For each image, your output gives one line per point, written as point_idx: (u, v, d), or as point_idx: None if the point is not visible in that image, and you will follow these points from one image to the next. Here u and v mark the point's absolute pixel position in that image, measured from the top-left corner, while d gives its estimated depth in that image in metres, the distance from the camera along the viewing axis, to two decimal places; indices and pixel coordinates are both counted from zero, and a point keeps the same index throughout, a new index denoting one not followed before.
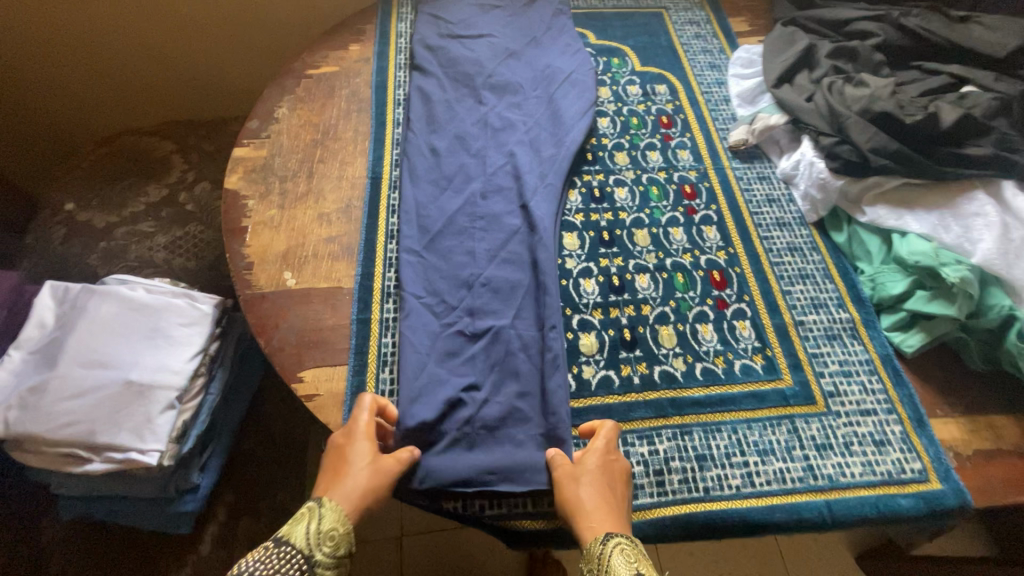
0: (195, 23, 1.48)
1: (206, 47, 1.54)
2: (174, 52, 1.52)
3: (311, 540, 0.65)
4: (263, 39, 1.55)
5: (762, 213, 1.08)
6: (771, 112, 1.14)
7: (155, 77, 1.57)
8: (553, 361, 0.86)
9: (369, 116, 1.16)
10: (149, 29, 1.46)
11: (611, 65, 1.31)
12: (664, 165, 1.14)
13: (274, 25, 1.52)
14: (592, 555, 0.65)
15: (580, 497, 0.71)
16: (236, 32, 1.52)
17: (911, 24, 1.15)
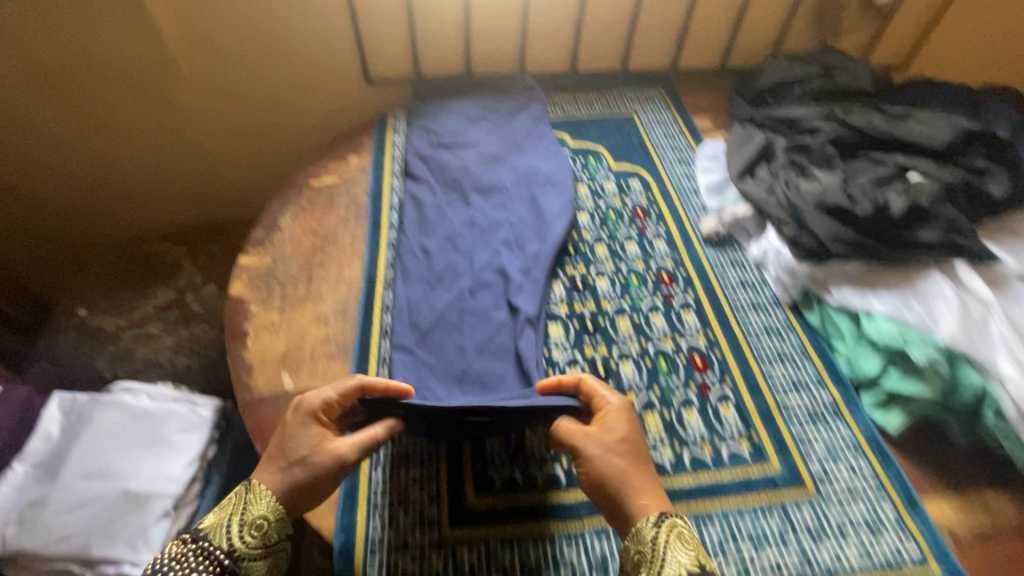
0: (211, 137, 1.63)
1: (221, 158, 1.69)
2: (187, 165, 1.67)
3: (231, 534, 0.71)
4: (272, 150, 1.71)
5: (737, 296, 1.14)
6: (737, 204, 1.25)
7: (174, 186, 1.71)
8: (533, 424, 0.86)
9: (366, 220, 1.25)
10: (169, 145, 1.61)
11: (589, 164, 1.43)
12: (642, 255, 1.21)
13: (282, 137, 1.68)
14: (644, 535, 0.71)
15: (619, 467, 0.76)
16: (248, 143, 1.67)
17: (855, 121, 1.27)
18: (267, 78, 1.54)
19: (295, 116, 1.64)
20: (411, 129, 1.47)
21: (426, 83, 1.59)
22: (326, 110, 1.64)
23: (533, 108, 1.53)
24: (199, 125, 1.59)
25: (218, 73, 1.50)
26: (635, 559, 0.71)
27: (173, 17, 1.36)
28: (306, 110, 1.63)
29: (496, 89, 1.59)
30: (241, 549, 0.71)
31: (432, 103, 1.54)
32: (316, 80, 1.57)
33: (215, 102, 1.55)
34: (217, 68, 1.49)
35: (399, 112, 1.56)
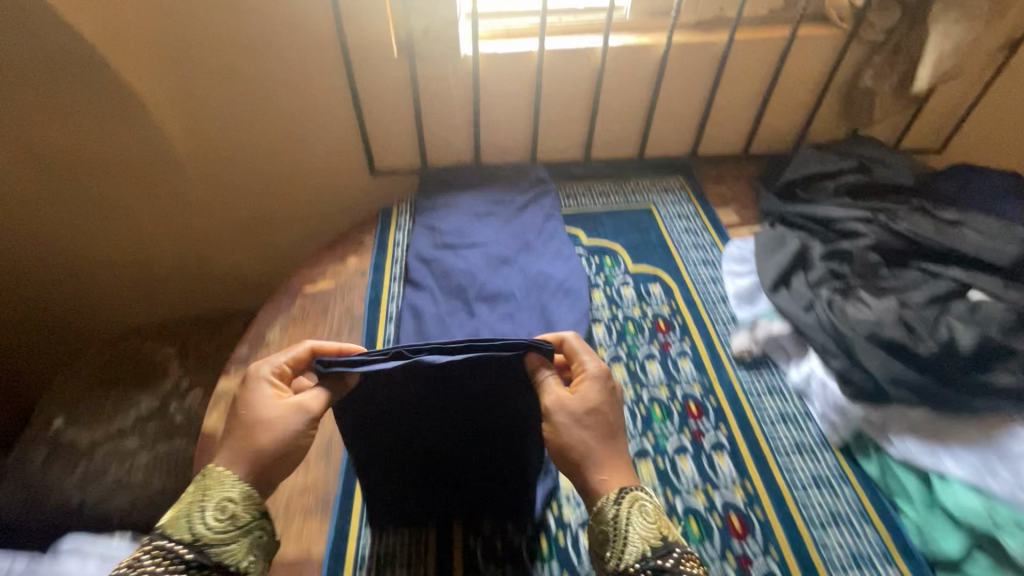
0: (216, 233, 1.59)
1: (225, 250, 1.65)
2: (187, 257, 1.64)
3: (198, 524, 0.68)
4: (274, 242, 1.65)
5: (776, 432, 0.99)
6: (771, 319, 1.12)
7: (180, 276, 1.69)
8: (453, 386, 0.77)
9: (361, 336, 1.16)
10: (175, 240, 1.59)
11: (604, 266, 1.32)
12: (665, 379, 1.08)
13: (285, 230, 1.63)
14: (608, 517, 0.72)
15: (582, 436, 0.74)
16: (253, 237, 1.62)
17: (901, 227, 1.15)
18: (273, 176, 1.50)
19: (300, 212, 1.59)
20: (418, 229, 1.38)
21: (433, 175, 1.53)
22: (329, 202, 1.58)
23: (545, 202, 1.45)
24: (199, 220, 1.56)
25: (223, 172, 1.47)
26: (600, 538, 0.73)
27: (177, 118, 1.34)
28: (311, 204, 1.58)
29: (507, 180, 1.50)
30: (207, 535, 0.68)
31: (438, 197, 1.46)
32: (321, 176, 1.52)
33: (220, 198, 1.53)
34: (222, 168, 1.46)
35: (404, 206, 1.49)
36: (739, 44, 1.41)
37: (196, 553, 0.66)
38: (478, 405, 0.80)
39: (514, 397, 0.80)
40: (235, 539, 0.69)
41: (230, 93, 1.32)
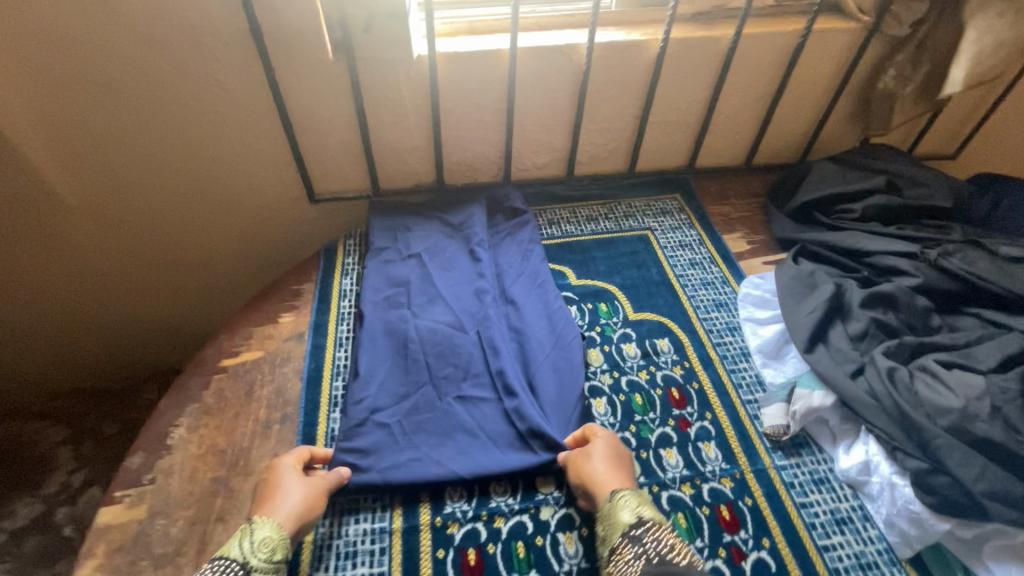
0: (121, 277, 1.28)
1: (133, 296, 1.33)
2: (94, 309, 1.32)
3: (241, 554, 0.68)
4: (196, 278, 1.34)
5: (834, 548, 0.78)
6: (811, 386, 0.91)
7: (82, 330, 1.35)
8: (457, 356, 0.97)
9: (295, 428, 0.89)
10: (70, 291, 1.27)
11: (599, 314, 1.09)
12: (687, 473, 0.85)
13: (205, 266, 1.32)
14: (605, 507, 0.75)
15: (594, 469, 0.79)
16: (166, 280, 1.32)
17: (954, 267, 0.96)
18: (199, 217, 1.22)
19: (233, 256, 1.31)
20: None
21: (385, 203, 1.25)
22: (261, 237, 1.29)
23: (522, 236, 1.20)
24: (98, 267, 1.25)
25: (126, 211, 1.17)
26: (603, 534, 0.74)
27: (44, 139, 1.02)
28: (237, 241, 1.29)
29: (462, 201, 1.25)
30: (255, 563, 0.68)
31: (397, 211, 1.23)
32: (248, 207, 1.23)
33: (126, 241, 1.22)
34: (124, 201, 1.16)
35: (357, 246, 1.20)
36: (744, 41, 1.19)
37: None
38: (438, 222, 1.21)
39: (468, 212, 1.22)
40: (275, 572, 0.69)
41: (115, 108, 1.02)
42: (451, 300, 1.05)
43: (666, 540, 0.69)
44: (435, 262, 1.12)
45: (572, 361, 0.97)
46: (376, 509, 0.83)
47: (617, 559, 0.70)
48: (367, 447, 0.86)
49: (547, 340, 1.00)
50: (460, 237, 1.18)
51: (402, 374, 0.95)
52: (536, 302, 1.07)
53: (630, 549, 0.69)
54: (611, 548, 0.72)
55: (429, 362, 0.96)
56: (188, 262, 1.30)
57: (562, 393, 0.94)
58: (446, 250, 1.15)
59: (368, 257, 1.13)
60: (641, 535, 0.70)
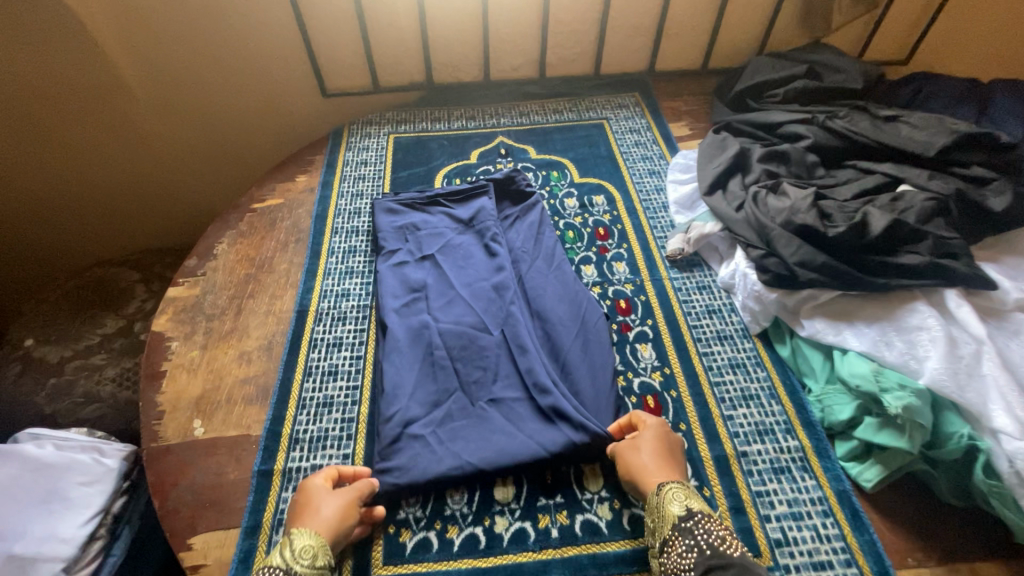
0: (161, 155, 1.56)
1: (171, 173, 1.61)
2: (155, 180, 1.61)
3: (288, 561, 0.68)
4: (234, 158, 1.62)
5: (701, 326, 1.02)
6: (705, 221, 1.13)
7: (145, 200, 1.65)
8: (488, 365, 0.92)
9: (306, 247, 1.18)
10: (131, 163, 1.56)
11: (551, 178, 1.32)
12: (598, 280, 1.11)
13: (242, 146, 1.59)
14: (654, 504, 0.73)
15: (642, 460, 0.78)
16: (196, 158, 1.59)
17: (837, 126, 1.15)
18: (239, 104, 1.49)
19: (263, 137, 1.58)
20: (381, 135, 1.46)
21: (388, 207, 1.18)
22: (284, 127, 1.57)
23: (530, 220, 1.18)
24: (162, 145, 1.54)
25: (181, 99, 1.46)
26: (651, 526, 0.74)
27: (116, 36, 1.31)
28: (256, 124, 1.55)
29: (470, 195, 1.20)
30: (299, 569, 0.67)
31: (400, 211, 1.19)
32: (267, 97, 1.50)
33: (183, 122, 1.50)
34: (180, 90, 1.44)
35: (359, 130, 1.47)
36: None
37: None
38: (454, 220, 1.16)
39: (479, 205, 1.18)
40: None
41: (170, 11, 1.29)
42: (471, 299, 1.00)
43: (718, 531, 0.68)
44: (449, 260, 1.08)
45: (597, 342, 0.97)
46: (362, 293, 1.09)
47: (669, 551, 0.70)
48: (408, 460, 0.81)
49: (568, 330, 0.98)
50: (474, 233, 1.13)
51: (430, 382, 0.90)
52: (543, 278, 1.07)
53: (681, 541, 0.69)
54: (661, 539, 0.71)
55: (457, 367, 0.91)
56: (230, 141, 1.57)
57: (592, 377, 0.93)
58: (458, 249, 1.10)
59: (379, 261, 1.09)
60: (691, 527, 0.69)
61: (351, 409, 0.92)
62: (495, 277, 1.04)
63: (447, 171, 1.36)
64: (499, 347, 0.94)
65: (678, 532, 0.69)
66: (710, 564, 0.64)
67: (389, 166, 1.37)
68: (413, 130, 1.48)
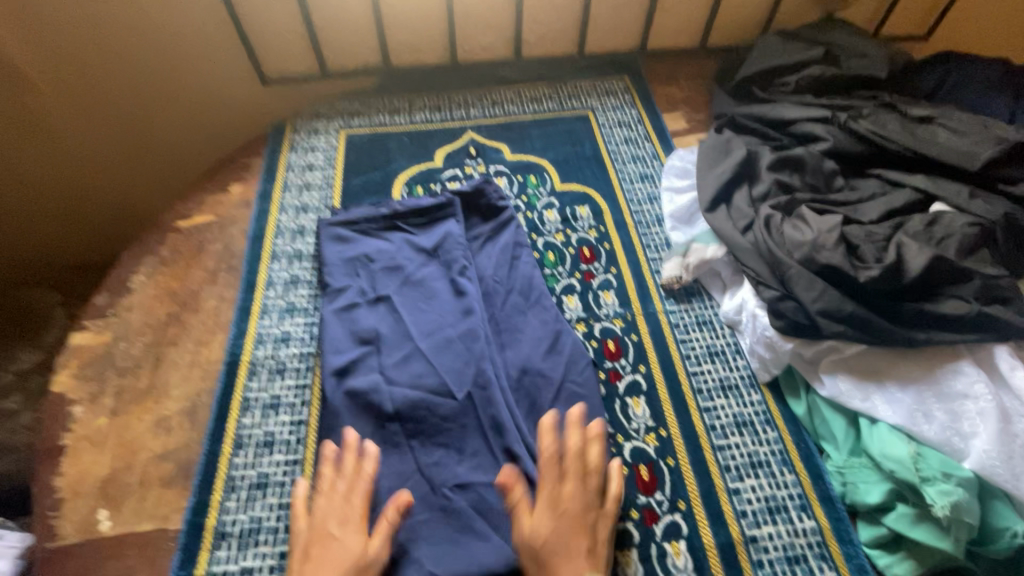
0: (65, 153, 1.30)
1: (80, 177, 1.35)
2: (61, 184, 1.35)
3: None
4: (156, 156, 1.35)
5: (701, 373, 0.88)
6: (707, 242, 0.97)
7: (53, 208, 1.38)
8: (455, 439, 0.79)
9: (240, 277, 1.01)
10: (28, 164, 1.29)
11: (528, 185, 1.14)
12: (583, 315, 0.95)
13: (164, 141, 1.32)
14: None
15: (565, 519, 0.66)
16: (109, 156, 1.32)
17: (861, 128, 0.98)
18: (153, 88, 1.23)
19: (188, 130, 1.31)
20: (331, 131, 1.26)
21: (334, 234, 1.00)
22: (215, 119, 1.31)
23: (503, 241, 1.01)
24: (62, 140, 1.27)
25: (80, 84, 1.19)
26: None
27: None
28: (182, 117, 1.29)
29: (435, 216, 1.03)
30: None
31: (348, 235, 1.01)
32: (195, 86, 1.25)
33: (87, 112, 1.24)
34: (77, 74, 1.18)
35: (305, 125, 1.27)
36: None
37: None
38: (415, 246, 0.98)
39: (445, 227, 1.01)
40: None
41: None
42: (433, 354, 0.86)
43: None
44: (408, 301, 0.92)
45: (583, 400, 0.83)
46: (305, 337, 0.92)
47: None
48: None
49: (549, 386, 0.84)
50: (438, 263, 0.97)
51: (386, 466, 0.77)
52: (520, 319, 0.92)
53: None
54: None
55: (416, 445, 0.79)
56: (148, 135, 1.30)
57: None
58: (420, 284, 0.94)
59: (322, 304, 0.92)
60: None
61: (289, 492, 0.77)
62: (462, 323, 0.90)
63: (407, 177, 1.17)
64: (468, 417, 0.81)
65: None
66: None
67: (339, 171, 1.18)
68: (368, 124, 1.27)
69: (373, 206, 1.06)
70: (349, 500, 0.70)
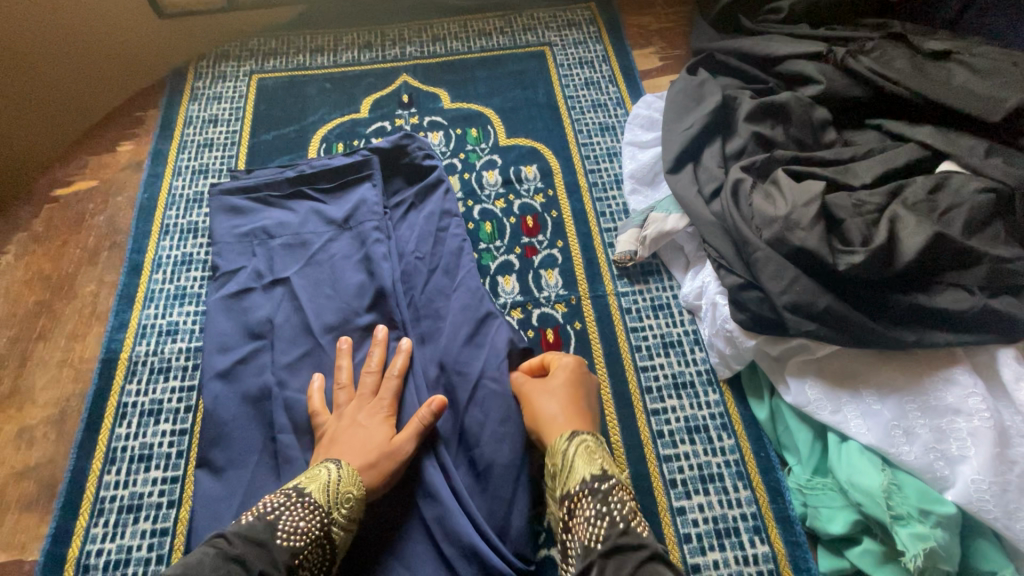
0: None
1: None
2: None
3: (319, 497, 0.57)
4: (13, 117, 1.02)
5: (652, 368, 0.75)
6: (668, 210, 0.81)
7: None
8: None
9: (123, 256, 0.86)
10: None
11: (467, 140, 0.97)
12: (521, 299, 0.81)
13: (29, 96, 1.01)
14: (556, 453, 0.61)
15: (549, 410, 0.66)
16: None
17: (861, 67, 0.80)
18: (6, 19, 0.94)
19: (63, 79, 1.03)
20: (240, 76, 1.07)
21: (230, 201, 0.84)
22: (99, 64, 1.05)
23: (430, 209, 0.85)
24: None
25: None
26: (550, 476, 0.62)
27: None
28: (62, 63, 1.02)
29: (348, 178, 0.86)
30: (330, 518, 0.57)
31: (246, 205, 0.85)
32: (77, 19, 1.00)
33: None
34: None
35: (210, 69, 1.07)
36: None
37: (322, 523, 0.56)
38: (323, 218, 0.83)
39: (360, 194, 0.84)
40: (349, 503, 0.59)
41: None
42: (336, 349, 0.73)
43: (630, 503, 0.56)
44: (311, 283, 0.78)
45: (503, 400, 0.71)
46: (194, 330, 0.80)
47: (573, 518, 0.57)
48: None
49: (471, 386, 0.72)
50: (349, 238, 0.81)
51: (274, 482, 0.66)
52: (442, 306, 0.78)
53: (591, 506, 0.56)
54: (562, 493, 0.59)
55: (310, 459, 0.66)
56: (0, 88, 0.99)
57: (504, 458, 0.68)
58: (325, 265, 0.79)
59: (208, 291, 0.78)
60: (605, 493, 0.56)
61: (166, 515, 0.67)
62: (374, 311, 0.76)
63: (327, 132, 0.99)
64: None
65: (582, 490, 0.57)
66: (619, 543, 0.52)
67: (247, 126, 1.00)
68: (284, 67, 1.08)
69: (280, 167, 0.89)
70: (379, 394, 0.69)
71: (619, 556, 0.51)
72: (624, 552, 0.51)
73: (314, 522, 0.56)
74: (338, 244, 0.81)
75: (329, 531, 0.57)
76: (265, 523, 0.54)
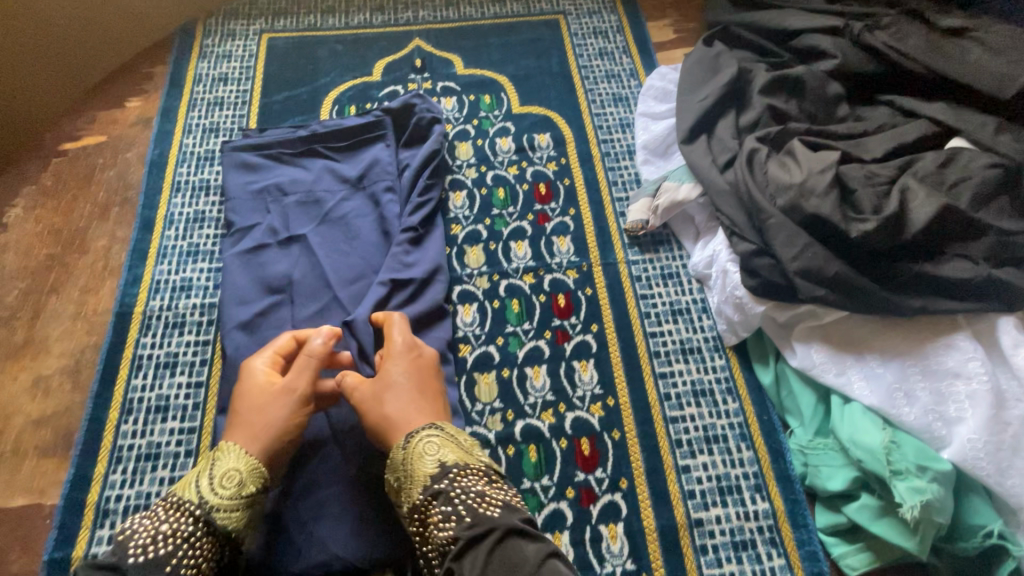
0: None
1: None
2: None
3: (184, 500, 0.53)
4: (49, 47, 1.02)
5: (661, 334, 0.77)
6: (681, 179, 0.82)
7: None
8: None
9: (135, 212, 0.86)
10: None
11: (480, 107, 0.97)
12: (533, 264, 0.82)
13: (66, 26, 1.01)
14: (396, 465, 0.56)
15: (386, 413, 0.59)
16: None
17: (877, 42, 0.80)
18: None
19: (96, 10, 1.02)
20: (250, 35, 1.05)
21: (242, 159, 0.84)
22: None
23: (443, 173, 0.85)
24: None
25: None
26: (395, 486, 0.57)
27: None
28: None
29: (361, 139, 0.86)
30: (216, 501, 0.53)
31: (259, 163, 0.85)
32: None
33: None
34: None
35: (220, 26, 1.06)
36: None
37: (193, 520, 0.52)
38: (338, 179, 0.83)
39: (375, 155, 0.84)
40: (226, 486, 0.54)
41: None
42: (351, 305, 0.74)
43: (477, 488, 0.54)
44: (326, 242, 0.78)
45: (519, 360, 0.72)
46: (208, 286, 0.80)
47: (425, 529, 0.53)
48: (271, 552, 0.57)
49: None
50: (365, 199, 0.82)
51: None
52: None
53: (437, 510, 0.53)
54: (409, 506, 0.55)
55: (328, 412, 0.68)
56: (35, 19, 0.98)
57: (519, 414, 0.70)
58: (340, 225, 0.80)
59: (223, 248, 0.78)
60: (446, 490, 0.53)
61: (184, 464, 0.69)
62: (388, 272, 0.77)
63: (339, 94, 0.99)
64: None
65: (427, 496, 0.53)
66: (469, 537, 0.50)
67: (258, 85, 0.99)
68: (294, 27, 1.06)
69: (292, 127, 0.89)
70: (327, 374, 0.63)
71: (471, 550, 0.49)
72: (475, 546, 0.50)
73: (176, 522, 0.52)
74: (353, 204, 0.81)
75: (207, 519, 0.53)
76: (121, 543, 0.50)
